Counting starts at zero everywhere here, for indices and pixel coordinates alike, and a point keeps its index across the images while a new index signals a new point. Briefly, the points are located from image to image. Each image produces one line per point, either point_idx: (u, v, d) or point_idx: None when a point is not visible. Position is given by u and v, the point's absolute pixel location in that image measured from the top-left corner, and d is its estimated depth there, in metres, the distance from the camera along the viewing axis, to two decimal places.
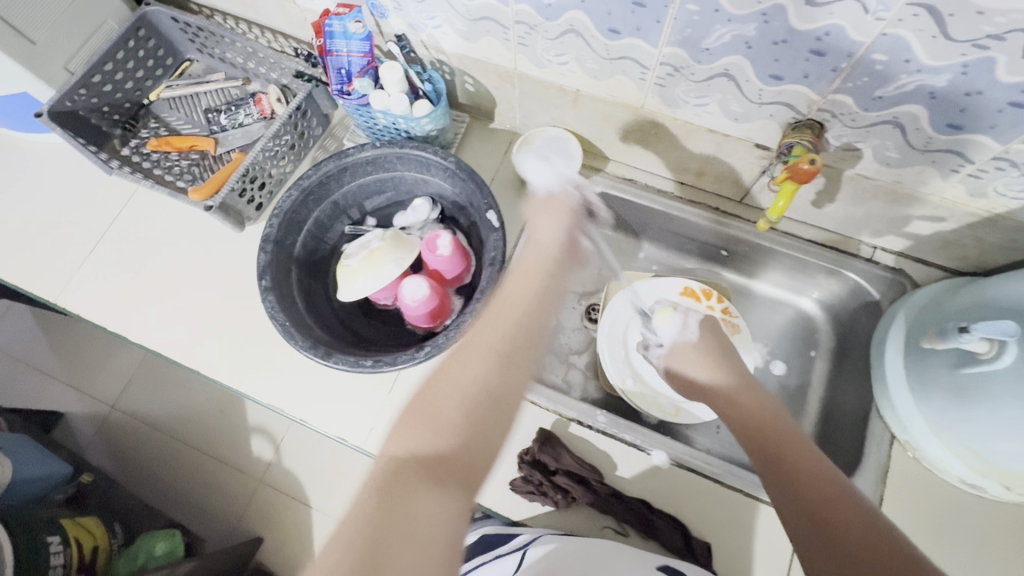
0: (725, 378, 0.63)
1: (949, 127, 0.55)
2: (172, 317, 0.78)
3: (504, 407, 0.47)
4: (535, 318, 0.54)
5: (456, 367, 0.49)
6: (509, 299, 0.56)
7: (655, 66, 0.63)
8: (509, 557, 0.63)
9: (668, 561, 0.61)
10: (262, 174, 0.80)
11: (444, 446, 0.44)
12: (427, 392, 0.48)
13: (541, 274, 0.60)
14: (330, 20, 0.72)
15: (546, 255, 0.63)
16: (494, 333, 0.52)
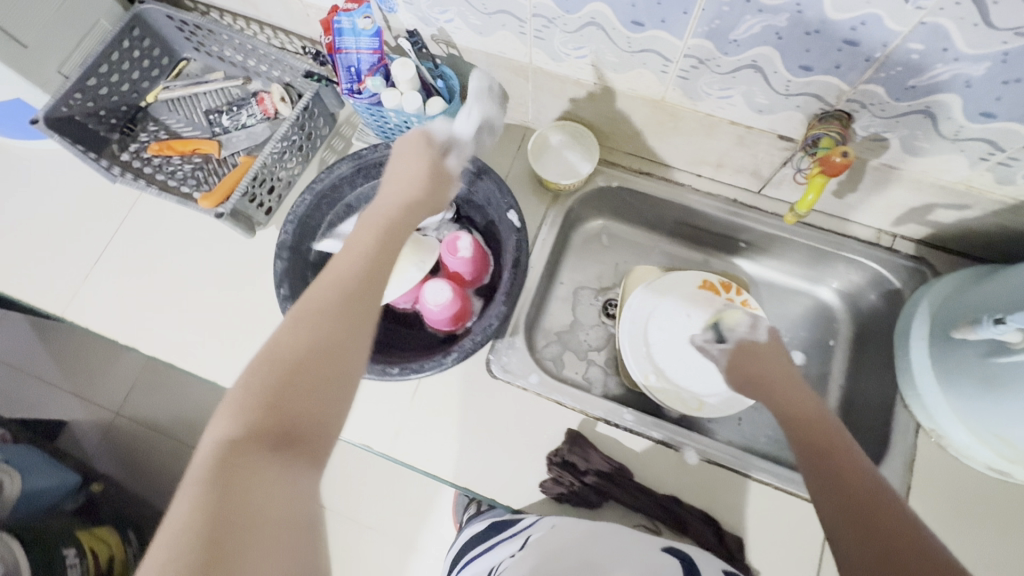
0: (778, 371, 0.64)
1: (983, 115, 0.54)
2: (185, 327, 0.76)
3: (336, 381, 0.45)
4: (368, 283, 0.50)
5: (296, 341, 0.44)
6: (338, 264, 0.51)
7: (678, 58, 0.62)
8: (508, 542, 0.60)
9: (672, 544, 0.59)
10: (272, 178, 0.78)
11: (292, 414, 0.41)
12: (277, 366, 0.43)
13: (384, 230, 0.56)
14: (339, 16, 0.69)
15: (397, 217, 0.57)
16: (347, 310, 0.47)
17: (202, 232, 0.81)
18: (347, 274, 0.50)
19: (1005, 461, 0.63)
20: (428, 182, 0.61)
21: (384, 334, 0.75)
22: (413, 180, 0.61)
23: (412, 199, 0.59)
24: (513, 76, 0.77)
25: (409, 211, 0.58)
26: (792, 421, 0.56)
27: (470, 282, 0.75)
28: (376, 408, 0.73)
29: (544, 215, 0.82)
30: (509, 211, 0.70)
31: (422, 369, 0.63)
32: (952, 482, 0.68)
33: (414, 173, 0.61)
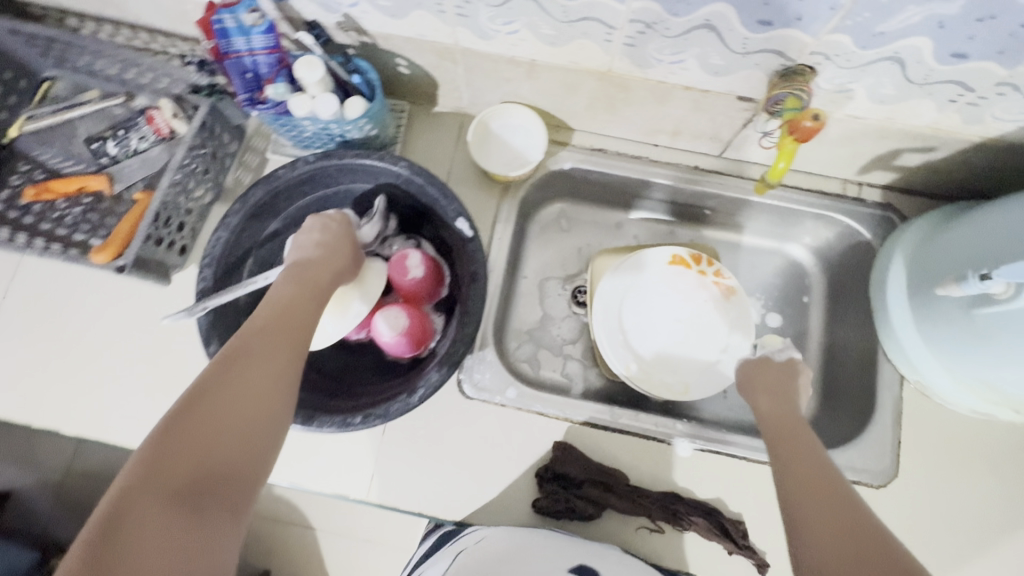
0: (779, 385, 0.64)
1: (954, 56, 0.50)
2: (108, 398, 0.66)
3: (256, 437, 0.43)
4: (298, 328, 0.50)
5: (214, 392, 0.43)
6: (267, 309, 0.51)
7: (623, 24, 0.54)
8: (442, 553, 0.60)
9: (585, 561, 0.57)
10: (177, 213, 0.67)
11: (203, 466, 0.39)
12: (187, 419, 0.41)
13: (312, 275, 0.56)
14: (219, 14, 0.57)
15: (319, 265, 0.57)
16: (270, 354, 0.47)
17: (107, 284, 0.70)
18: (268, 324, 0.49)
19: (988, 404, 0.63)
20: (349, 235, 0.61)
21: (339, 368, 0.68)
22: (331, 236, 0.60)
23: (334, 253, 0.59)
24: (438, 60, 0.67)
25: (333, 262, 0.58)
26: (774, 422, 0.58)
27: (426, 298, 0.68)
28: (345, 452, 0.67)
29: (496, 211, 0.75)
30: (457, 218, 0.61)
31: (388, 415, 0.56)
32: (936, 427, 0.69)
33: (331, 231, 0.60)
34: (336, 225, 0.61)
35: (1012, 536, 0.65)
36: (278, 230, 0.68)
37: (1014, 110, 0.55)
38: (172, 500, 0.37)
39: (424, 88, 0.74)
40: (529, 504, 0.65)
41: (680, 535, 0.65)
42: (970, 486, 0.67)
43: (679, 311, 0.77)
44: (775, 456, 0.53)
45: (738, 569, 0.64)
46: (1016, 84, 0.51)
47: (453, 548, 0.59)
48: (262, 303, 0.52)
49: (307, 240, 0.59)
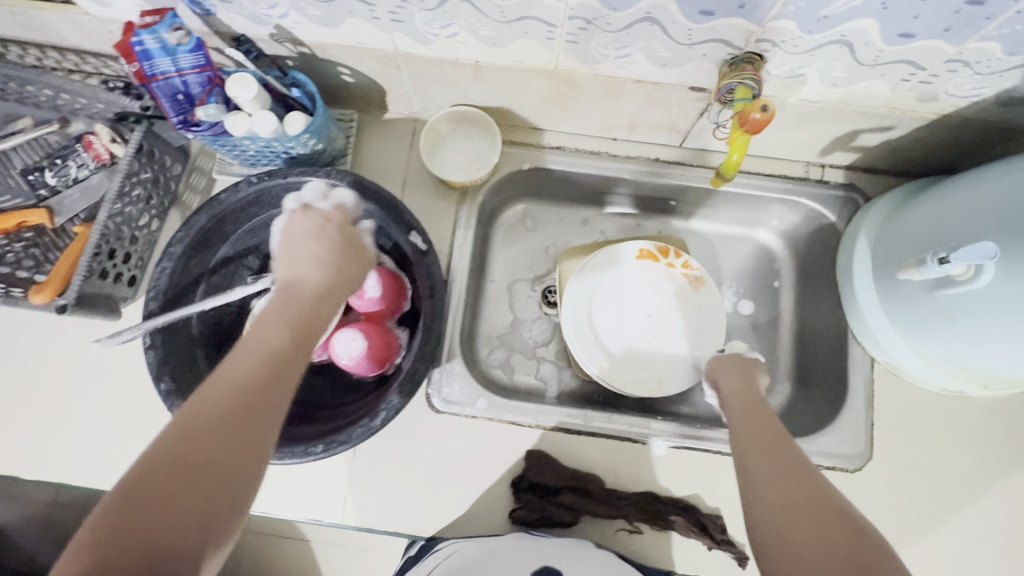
0: (744, 384, 0.63)
1: (901, 36, 0.48)
2: (63, 441, 0.64)
3: (222, 505, 0.36)
4: (284, 374, 0.43)
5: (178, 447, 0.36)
6: (251, 346, 0.43)
7: (563, 21, 0.52)
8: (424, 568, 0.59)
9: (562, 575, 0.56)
10: (120, 244, 0.64)
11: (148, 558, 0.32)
12: (150, 476, 0.34)
13: (305, 306, 0.48)
14: (138, 35, 0.54)
15: (316, 290, 0.50)
16: (246, 408, 0.39)
17: (55, 323, 0.67)
18: (260, 356, 0.42)
19: (958, 381, 0.63)
20: (348, 251, 0.55)
21: (304, 394, 0.66)
22: (331, 245, 0.53)
23: (340, 266, 0.53)
24: (381, 67, 0.65)
25: (330, 285, 0.51)
26: (742, 415, 0.57)
27: (389, 315, 0.67)
28: (315, 476, 0.65)
29: (456, 218, 0.73)
30: (410, 232, 0.60)
31: (350, 440, 0.55)
32: (909, 406, 0.69)
33: (326, 244, 0.53)
34: (334, 226, 0.55)
35: (987, 510, 0.66)
36: (229, 255, 0.66)
37: (968, 86, 0.54)
38: None
39: (372, 96, 0.72)
40: (506, 515, 0.65)
41: (658, 535, 0.64)
42: (944, 463, 0.67)
43: (649, 306, 0.76)
44: (739, 444, 0.53)
45: (719, 564, 0.64)
46: (966, 61, 0.50)
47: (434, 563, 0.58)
48: (246, 338, 0.44)
49: (303, 253, 0.52)
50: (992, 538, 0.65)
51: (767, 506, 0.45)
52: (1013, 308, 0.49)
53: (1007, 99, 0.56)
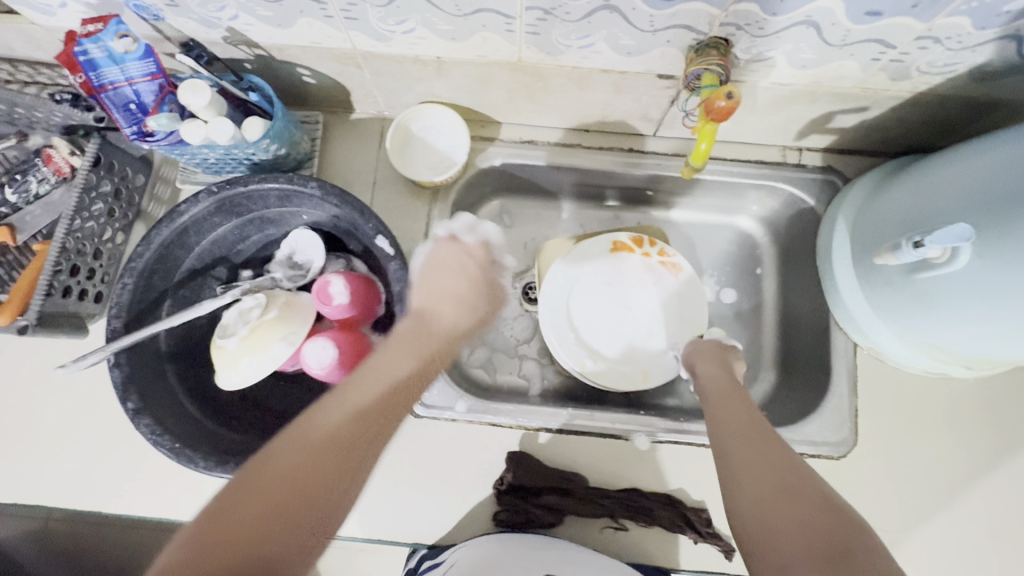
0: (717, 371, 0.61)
1: (868, 15, 0.47)
2: (36, 464, 0.63)
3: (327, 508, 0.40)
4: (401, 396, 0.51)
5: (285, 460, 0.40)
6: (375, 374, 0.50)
7: (521, 13, 0.50)
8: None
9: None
10: (83, 260, 0.63)
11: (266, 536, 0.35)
12: (280, 464, 0.39)
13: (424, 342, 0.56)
14: (81, 44, 0.52)
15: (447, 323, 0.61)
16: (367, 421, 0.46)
17: (22, 343, 0.66)
18: (380, 381, 0.50)
19: (940, 363, 0.63)
20: (474, 289, 0.67)
21: (281, 402, 0.65)
22: (465, 282, 0.66)
23: (467, 300, 0.65)
24: (342, 66, 0.63)
25: (456, 323, 0.63)
26: (716, 402, 0.56)
27: (363, 320, 0.65)
28: None
29: (428, 217, 0.71)
30: (377, 237, 0.58)
31: None
32: (892, 390, 0.68)
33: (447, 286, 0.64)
34: (470, 266, 0.67)
35: (973, 491, 0.65)
36: (196, 267, 0.64)
37: (940, 63, 0.53)
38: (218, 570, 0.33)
39: (336, 96, 0.70)
40: (490, 518, 0.64)
41: (644, 531, 0.64)
42: (929, 445, 0.67)
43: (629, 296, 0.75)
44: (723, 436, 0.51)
45: (706, 557, 0.63)
46: (936, 37, 0.49)
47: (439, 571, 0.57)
48: (375, 361, 0.52)
49: (449, 288, 0.64)
50: (978, 519, 0.64)
51: (750, 500, 0.44)
52: (989, 290, 0.48)
53: (981, 74, 0.54)
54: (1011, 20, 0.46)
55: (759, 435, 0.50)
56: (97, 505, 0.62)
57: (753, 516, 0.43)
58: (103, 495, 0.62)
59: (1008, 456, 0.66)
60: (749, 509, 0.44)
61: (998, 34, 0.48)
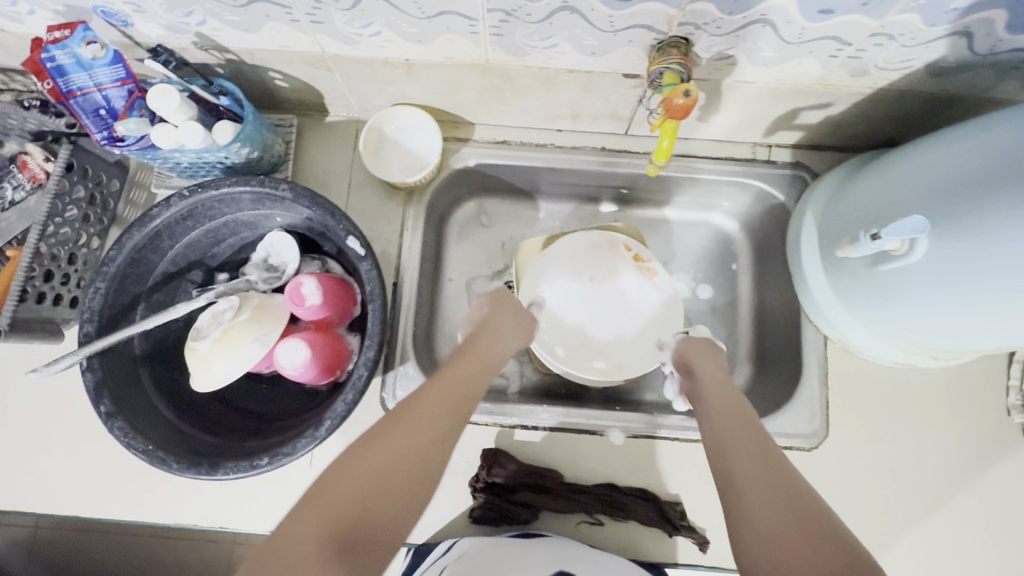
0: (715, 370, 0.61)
1: (821, 13, 0.48)
2: (11, 471, 0.63)
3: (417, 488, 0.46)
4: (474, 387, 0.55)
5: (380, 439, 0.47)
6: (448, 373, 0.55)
7: (483, 15, 0.51)
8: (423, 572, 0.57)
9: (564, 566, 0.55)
10: (57, 265, 0.63)
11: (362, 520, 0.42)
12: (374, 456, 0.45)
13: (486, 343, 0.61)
14: (48, 51, 0.53)
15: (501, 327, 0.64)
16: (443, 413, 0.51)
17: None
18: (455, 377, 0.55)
19: (907, 354, 0.64)
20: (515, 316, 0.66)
21: (257, 405, 0.67)
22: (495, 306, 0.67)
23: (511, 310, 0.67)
24: (312, 70, 0.63)
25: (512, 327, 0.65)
26: (714, 412, 0.54)
27: (339, 321, 0.65)
28: (269, 490, 0.64)
29: (403, 218, 0.72)
30: (348, 237, 0.58)
31: (295, 452, 0.54)
32: (863, 381, 0.69)
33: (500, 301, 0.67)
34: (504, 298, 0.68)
35: (942, 479, 0.66)
36: (170, 270, 0.65)
37: (896, 59, 0.54)
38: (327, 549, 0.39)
39: (309, 99, 0.70)
40: (467, 515, 0.64)
41: (619, 525, 0.64)
42: (899, 435, 0.68)
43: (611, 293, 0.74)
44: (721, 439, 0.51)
45: (682, 549, 0.64)
46: (889, 34, 0.50)
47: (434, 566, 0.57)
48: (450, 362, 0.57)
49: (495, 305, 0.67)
50: (947, 506, 0.66)
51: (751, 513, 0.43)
52: (948, 279, 0.50)
53: (938, 69, 0.55)
54: (959, 16, 0.47)
55: (767, 461, 0.47)
56: (74, 509, 0.63)
57: (765, 546, 0.41)
58: (81, 499, 0.63)
59: (977, 444, 0.67)
60: (765, 552, 0.41)
61: (949, 30, 0.49)
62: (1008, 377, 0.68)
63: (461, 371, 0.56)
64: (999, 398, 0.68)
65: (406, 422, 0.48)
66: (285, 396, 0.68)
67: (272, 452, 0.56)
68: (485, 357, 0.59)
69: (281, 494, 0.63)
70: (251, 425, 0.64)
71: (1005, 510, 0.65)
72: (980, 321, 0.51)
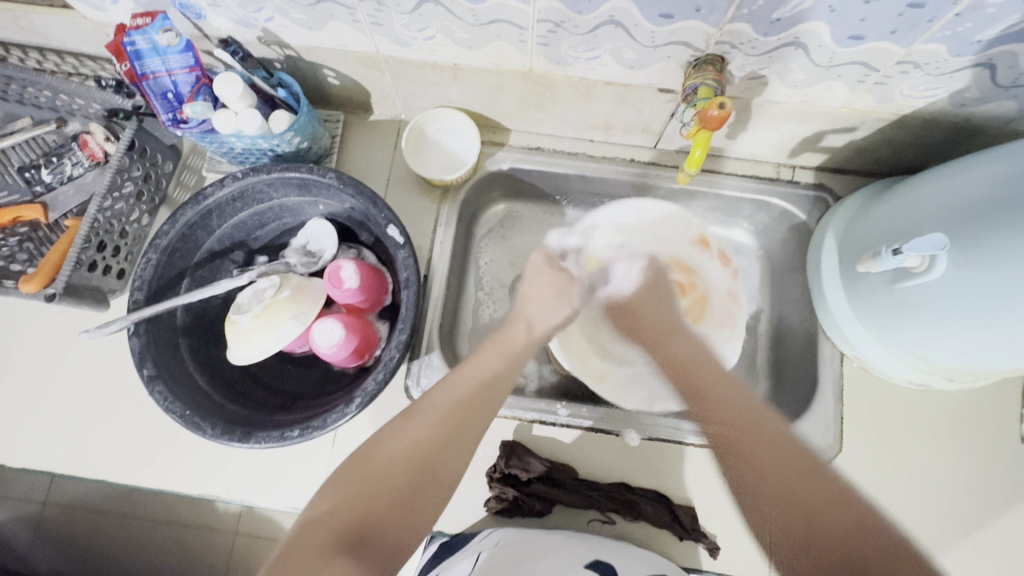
0: (660, 323, 0.67)
1: (852, 39, 0.51)
2: (48, 431, 0.66)
3: (433, 492, 0.48)
4: (497, 387, 0.56)
5: (392, 441, 0.49)
6: (472, 367, 0.56)
7: (533, 25, 0.55)
8: (457, 565, 0.57)
9: (599, 557, 0.57)
10: (110, 237, 0.67)
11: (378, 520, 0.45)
12: (389, 457, 0.48)
13: (516, 345, 0.61)
14: (130, 36, 0.57)
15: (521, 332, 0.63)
16: (462, 413, 0.52)
17: (46, 313, 0.70)
18: (477, 378, 0.56)
19: (923, 374, 0.65)
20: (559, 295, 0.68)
21: (285, 383, 0.69)
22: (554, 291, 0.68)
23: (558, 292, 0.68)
24: (365, 69, 0.68)
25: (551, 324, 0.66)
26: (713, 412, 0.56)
27: (370, 308, 0.68)
28: (291, 467, 0.65)
29: (437, 214, 0.75)
30: (388, 225, 0.61)
31: (325, 426, 0.56)
32: (877, 400, 0.71)
33: (555, 284, 0.68)
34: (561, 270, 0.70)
35: (952, 503, 0.67)
36: (216, 248, 0.68)
37: (921, 87, 0.57)
38: (343, 544, 0.42)
39: (357, 97, 0.74)
40: (483, 506, 0.66)
41: (631, 525, 0.65)
42: (911, 455, 0.69)
43: (707, 312, 0.70)
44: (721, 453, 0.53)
45: (691, 553, 0.64)
46: (915, 62, 0.53)
47: (469, 559, 0.57)
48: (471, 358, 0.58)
49: (539, 291, 0.67)
50: (956, 528, 0.66)
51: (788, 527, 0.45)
52: (963, 298, 0.51)
53: (961, 99, 0.58)
54: (984, 48, 0.50)
55: (810, 482, 0.46)
56: (105, 472, 0.65)
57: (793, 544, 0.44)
58: (112, 461, 0.65)
59: (989, 470, 0.67)
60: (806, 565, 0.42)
61: (973, 61, 0.52)
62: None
63: (480, 366, 0.57)
64: (1013, 425, 0.69)
65: (420, 413, 0.51)
66: (314, 377, 0.70)
67: (302, 425, 0.58)
68: (514, 359, 0.59)
69: (302, 472, 0.65)
70: (280, 401, 0.66)
71: (1014, 536, 0.65)
72: (994, 342, 0.52)
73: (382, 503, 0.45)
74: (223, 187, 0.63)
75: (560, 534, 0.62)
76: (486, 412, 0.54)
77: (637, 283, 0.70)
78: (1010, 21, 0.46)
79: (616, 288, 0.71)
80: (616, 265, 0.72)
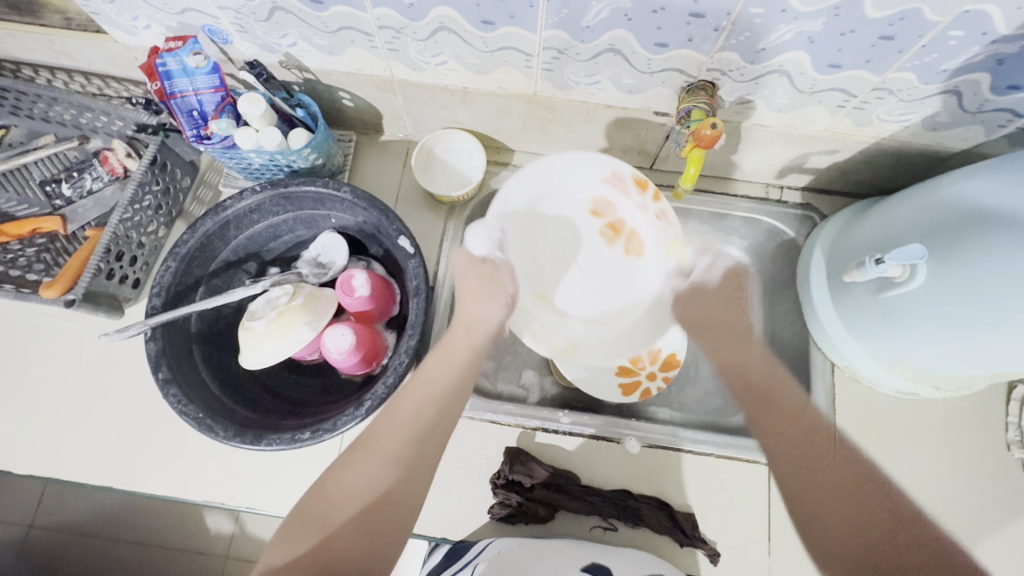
0: (733, 327, 0.63)
1: (830, 67, 0.56)
2: (57, 437, 0.67)
3: (394, 520, 0.47)
4: (450, 402, 0.53)
5: (342, 476, 0.48)
6: (419, 383, 0.54)
7: (538, 52, 0.60)
8: None
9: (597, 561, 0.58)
10: (129, 247, 0.69)
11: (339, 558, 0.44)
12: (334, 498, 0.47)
13: (464, 351, 0.57)
14: (162, 58, 0.61)
15: (468, 338, 0.58)
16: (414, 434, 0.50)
17: (62, 321, 0.72)
18: (427, 398, 0.53)
19: (910, 382, 0.68)
20: (489, 283, 0.59)
21: (293, 390, 0.71)
22: (487, 282, 0.59)
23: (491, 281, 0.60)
24: (379, 92, 0.72)
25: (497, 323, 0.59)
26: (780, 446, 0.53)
27: (378, 317, 0.70)
28: (298, 473, 0.66)
29: (443, 229, 0.78)
30: (399, 237, 0.64)
31: (335, 429, 0.57)
32: (868, 410, 0.73)
33: (482, 282, 0.60)
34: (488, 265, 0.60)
35: (944, 510, 0.69)
36: (230, 259, 0.71)
37: (896, 112, 0.62)
38: None
39: (369, 118, 0.79)
40: (486, 514, 0.67)
41: (632, 531, 0.66)
42: (903, 463, 0.71)
43: (644, 243, 0.70)
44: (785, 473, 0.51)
45: (692, 560, 0.65)
46: (889, 89, 0.57)
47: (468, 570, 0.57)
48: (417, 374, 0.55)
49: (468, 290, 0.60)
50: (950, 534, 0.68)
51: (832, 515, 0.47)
52: (943, 306, 0.54)
53: (934, 124, 0.63)
54: (950, 77, 0.55)
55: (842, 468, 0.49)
56: (112, 477, 0.66)
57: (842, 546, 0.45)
58: (119, 468, 0.66)
59: (977, 477, 0.70)
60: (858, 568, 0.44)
61: (941, 88, 0.57)
62: (1007, 414, 0.71)
63: (428, 382, 0.54)
64: (999, 433, 0.71)
65: (369, 446, 0.50)
66: (320, 385, 0.72)
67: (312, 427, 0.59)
68: (464, 368, 0.56)
69: (307, 477, 0.66)
70: (288, 407, 0.68)
71: (1004, 542, 0.67)
72: (974, 349, 0.55)
73: (344, 539, 0.45)
74: (241, 200, 0.65)
75: (562, 542, 0.62)
76: (440, 431, 0.52)
77: (720, 279, 0.64)
78: (972, 53, 0.51)
79: (698, 278, 0.65)
80: (702, 258, 0.66)
